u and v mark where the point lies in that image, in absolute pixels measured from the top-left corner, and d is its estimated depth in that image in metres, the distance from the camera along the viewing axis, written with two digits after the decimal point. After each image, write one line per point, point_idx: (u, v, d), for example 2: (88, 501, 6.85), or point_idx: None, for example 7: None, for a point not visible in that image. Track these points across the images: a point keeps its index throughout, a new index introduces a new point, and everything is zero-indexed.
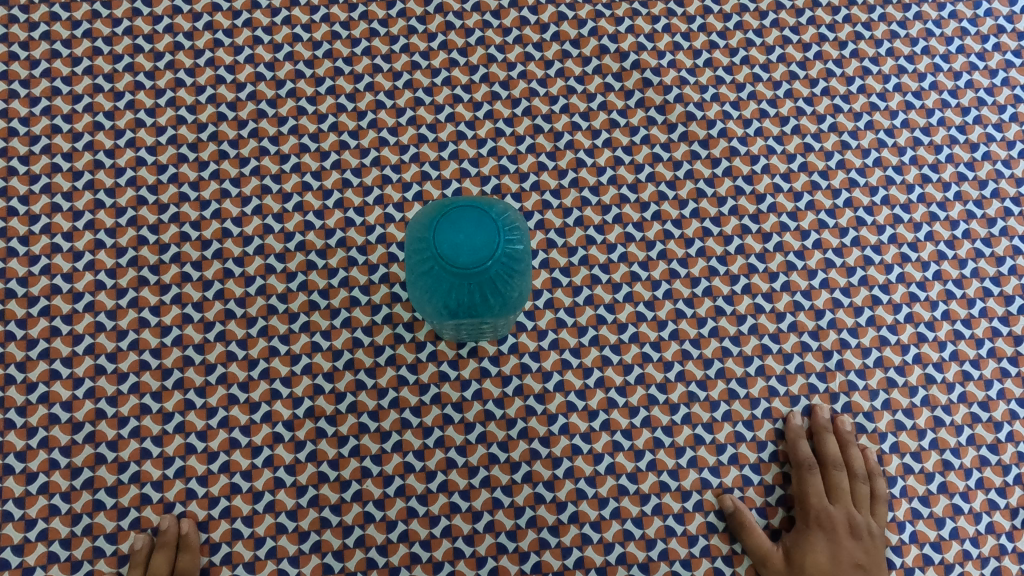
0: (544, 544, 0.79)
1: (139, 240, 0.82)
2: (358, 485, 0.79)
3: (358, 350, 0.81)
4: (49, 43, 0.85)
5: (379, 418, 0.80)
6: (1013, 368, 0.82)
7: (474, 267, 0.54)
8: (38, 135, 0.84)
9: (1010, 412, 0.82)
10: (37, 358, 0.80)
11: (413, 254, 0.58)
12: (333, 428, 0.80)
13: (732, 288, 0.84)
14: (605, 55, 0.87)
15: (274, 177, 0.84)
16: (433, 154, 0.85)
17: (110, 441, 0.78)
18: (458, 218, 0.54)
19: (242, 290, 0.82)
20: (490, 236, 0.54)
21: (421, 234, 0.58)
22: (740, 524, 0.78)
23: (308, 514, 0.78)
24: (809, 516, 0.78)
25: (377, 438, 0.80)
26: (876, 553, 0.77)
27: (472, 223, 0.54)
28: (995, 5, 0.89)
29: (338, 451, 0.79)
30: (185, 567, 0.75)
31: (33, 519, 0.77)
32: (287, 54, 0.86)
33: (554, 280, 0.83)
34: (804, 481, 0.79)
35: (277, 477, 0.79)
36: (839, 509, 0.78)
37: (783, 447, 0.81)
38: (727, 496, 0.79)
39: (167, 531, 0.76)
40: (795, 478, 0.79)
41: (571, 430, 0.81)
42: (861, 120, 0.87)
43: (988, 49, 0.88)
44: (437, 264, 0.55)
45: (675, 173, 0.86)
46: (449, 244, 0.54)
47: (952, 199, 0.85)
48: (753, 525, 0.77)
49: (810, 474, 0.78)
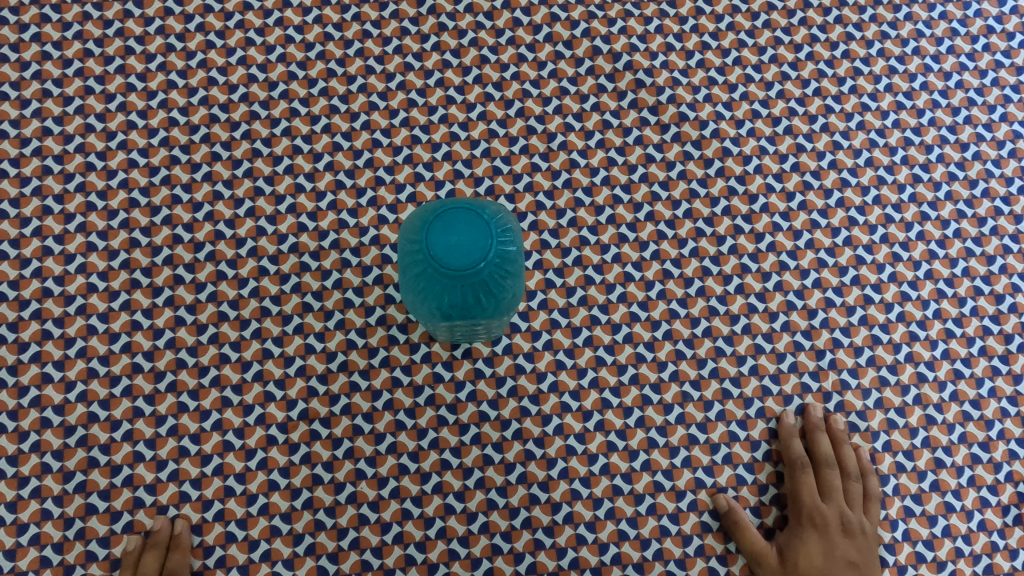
0: (625, 536, 0.89)
1: (257, 231, 0.92)
2: (437, 477, 0.89)
3: (434, 344, 0.91)
4: (203, 34, 0.96)
5: (457, 411, 0.90)
6: (1013, 407, 0.93)
7: (470, 267, 0.70)
8: (196, 125, 0.94)
9: (1009, 453, 0.92)
10: (163, 348, 0.90)
11: (413, 257, 0.74)
12: (411, 421, 0.90)
13: (811, 321, 0.94)
14: (683, 123, 0.97)
15: (387, 169, 0.94)
16: (546, 182, 0.95)
17: (220, 416, 0.89)
18: (453, 229, 0.70)
19: (359, 282, 0.92)
20: (478, 244, 0.70)
21: (419, 239, 0.73)
22: (737, 524, 0.88)
23: (391, 506, 0.88)
24: (807, 517, 0.88)
25: (455, 431, 0.90)
26: (868, 550, 0.88)
27: (459, 232, 0.70)
28: (993, 40, 1.00)
29: (417, 444, 0.90)
30: (268, 544, 0.85)
31: (163, 460, 0.88)
32: (427, 45, 0.97)
33: (632, 314, 0.93)
34: (797, 481, 0.89)
35: (358, 470, 0.89)
36: (832, 509, 0.89)
37: (773, 447, 0.92)
38: (722, 497, 0.89)
39: (259, 519, 0.86)
40: (791, 479, 0.90)
41: (648, 423, 0.91)
42: (906, 191, 0.97)
43: (987, 83, 0.99)
44: (434, 265, 0.71)
45: (750, 207, 0.96)
46: (444, 250, 0.69)
47: (996, 273, 0.96)
48: (748, 526, 0.87)
49: (800, 474, 0.89)
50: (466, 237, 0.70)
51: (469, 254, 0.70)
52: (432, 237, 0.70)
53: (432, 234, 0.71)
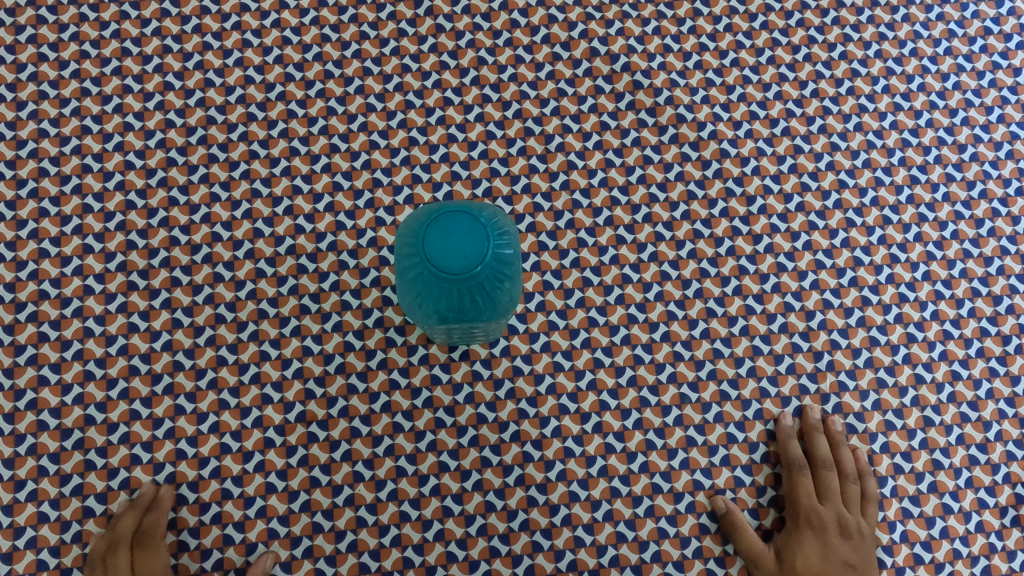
0: (538, 547, 0.72)
1: (84, 249, 0.74)
2: (307, 495, 0.72)
3: (308, 359, 0.74)
4: (34, 8, 0.78)
5: (328, 427, 0.73)
6: (1010, 410, 0.75)
7: (462, 272, 0.53)
8: (25, 101, 0.76)
9: (1007, 453, 0.75)
10: (25, 364, 0.72)
11: (403, 255, 0.58)
12: (282, 437, 0.72)
13: (723, 289, 0.77)
14: (595, 57, 0.80)
15: (262, 143, 0.77)
16: (420, 120, 0.78)
17: (53, 452, 0.70)
18: (447, 227, 0.53)
19: (231, 254, 0.75)
20: (477, 242, 0.53)
21: (413, 235, 0.57)
22: (734, 524, 0.71)
23: (256, 525, 0.71)
24: (803, 518, 0.71)
25: (326, 448, 0.72)
26: (867, 554, 0.71)
27: (461, 227, 0.53)
28: (1018, 4, 0.82)
29: (286, 461, 0.72)
30: (151, 527, 0.68)
31: (21, 527, 0.69)
32: (274, 20, 0.79)
33: (546, 283, 0.76)
34: (798, 483, 0.72)
35: (225, 489, 0.71)
36: (835, 510, 0.72)
37: (778, 451, 0.74)
38: (718, 498, 0.72)
39: (143, 492, 0.69)
40: (790, 480, 0.72)
41: (564, 432, 0.74)
42: (886, 120, 0.80)
43: (1011, 48, 0.81)
44: (426, 268, 0.54)
45: (666, 175, 0.79)
46: (438, 251, 0.53)
47: (977, 198, 0.79)
48: (746, 525, 0.71)
49: (804, 474, 0.72)
50: (471, 241, 0.53)
51: (468, 257, 0.53)
52: (429, 237, 0.53)
53: (427, 232, 0.54)
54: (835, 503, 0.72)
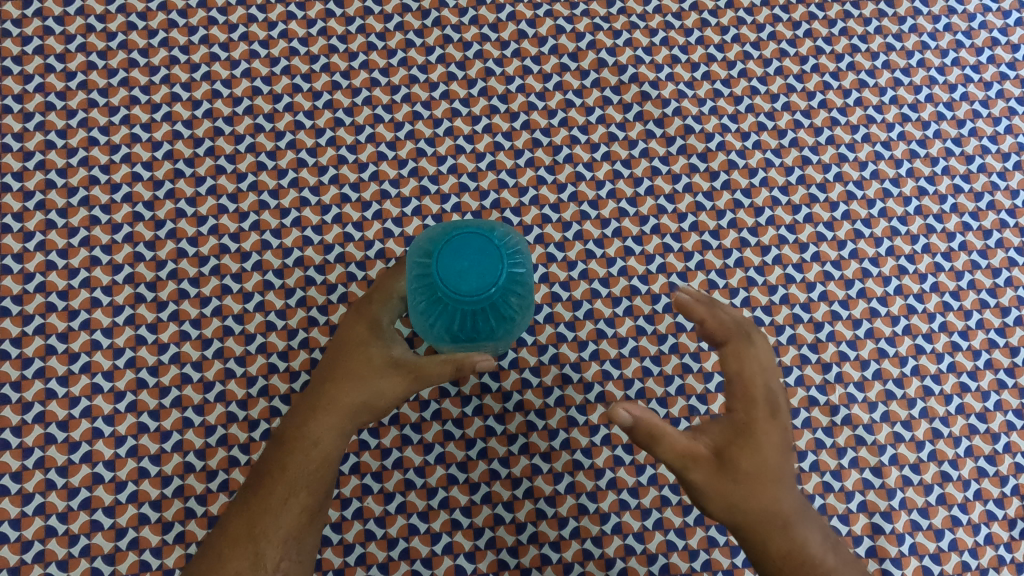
0: (546, 561, 0.72)
1: (91, 261, 0.74)
2: None
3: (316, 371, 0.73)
4: (42, 19, 0.78)
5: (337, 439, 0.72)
6: (1019, 421, 0.75)
7: (476, 296, 0.53)
8: (32, 113, 0.76)
9: (1016, 464, 0.74)
10: (32, 377, 0.72)
11: (414, 275, 0.58)
12: None
13: (731, 300, 0.76)
14: (603, 68, 0.81)
15: (270, 154, 0.77)
16: (428, 131, 0.78)
17: (61, 466, 0.70)
18: (459, 249, 0.53)
19: (239, 265, 0.75)
20: (490, 265, 0.53)
21: (427, 255, 0.57)
22: (654, 431, 0.63)
23: None
24: (751, 405, 0.64)
25: None
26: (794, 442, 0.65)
27: (475, 248, 0.53)
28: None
29: None
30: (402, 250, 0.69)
31: (28, 540, 0.69)
32: (281, 32, 0.79)
33: (554, 294, 0.76)
34: (746, 359, 0.66)
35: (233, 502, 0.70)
36: (779, 390, 0.65)
37: (722, 334, 0.67)
38: (623, 408, 0.63)
39: None
40: (738, 358, 0.66)
41: (573, 445, 0.74)
42: (893, 130, 0.80)
43: (1018, 59, 0.82)
44: (439, 291, 0.54)
45: (673, 186, 0.79)
46: (451, 274, 0.53)
47: (985, 210, 0.79)
48: (667, 428, 0.63)
49: (751, 348, 0.66)
50: (483, 262, 0.53)
51: (482, 279, 0.53)
52: (441, 260, 0.53)
53: (440, 256, 0.53)
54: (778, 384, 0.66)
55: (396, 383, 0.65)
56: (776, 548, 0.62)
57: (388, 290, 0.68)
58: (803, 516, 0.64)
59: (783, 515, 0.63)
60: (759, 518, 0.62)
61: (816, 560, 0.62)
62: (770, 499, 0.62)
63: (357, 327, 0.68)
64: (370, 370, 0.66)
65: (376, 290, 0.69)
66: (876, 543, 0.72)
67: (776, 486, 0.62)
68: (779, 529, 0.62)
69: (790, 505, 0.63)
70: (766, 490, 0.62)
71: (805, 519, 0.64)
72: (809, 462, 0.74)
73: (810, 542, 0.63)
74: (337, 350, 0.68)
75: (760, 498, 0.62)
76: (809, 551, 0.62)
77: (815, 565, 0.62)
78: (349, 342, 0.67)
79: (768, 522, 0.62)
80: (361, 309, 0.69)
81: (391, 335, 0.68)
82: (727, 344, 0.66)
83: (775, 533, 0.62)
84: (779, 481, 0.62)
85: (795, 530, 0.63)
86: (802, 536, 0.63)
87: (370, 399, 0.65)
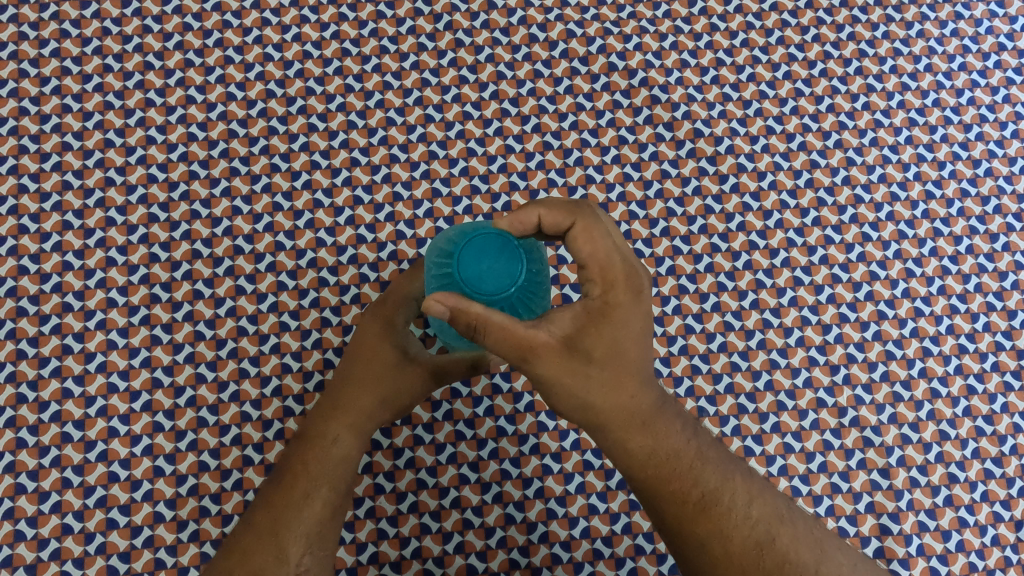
0: (557, 560, 0.72)
1: (107, 261, 0.75)
2: None
3: (329, 371, 0.73)
4: (58, 23, 0.79)
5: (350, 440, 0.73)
6: None
7: (494, 294, 0.53)
8: (48, 115, 0.77)
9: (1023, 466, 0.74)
10: (49, 376, 0.72)
11: (434, 272, 0.58)
12: None
13: (740, 303, 0.77)
14: (613, 72, 0.81)
15: (283, 156, 0.77)
16: (440, 134, 0.79)
17: (78, 464, 0.71)
18: (481, 248, 0.54)
19: (253, 266, 0.75)
20: (510, 265, 0.54)
21: (448, 253, 0.57)
22: (479, 320, 0.53)
23: None
24: (610, 286, 0.56)
25: None
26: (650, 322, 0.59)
27: (495, 248, 0.54)
28: None
29: None
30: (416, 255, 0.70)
31: (45, 538, 0.69)
32: (294, 35, 0.80)
33: (565, 296, 0.76)
34: (596, 239, 0.56)
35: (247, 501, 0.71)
36: (634, 263, 0.57)
37: (564, 218, 0.56)
38: (439, 298, 0.52)
39: None
40: (586, 239, 0.56)
41: (583, 446, 0.74)
42: (901, 134, 0.81)
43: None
44: (458, 288, 0.54)
45: (683, 189, 0.79)
46: (472, 272, 0.54)
47: (992, 213, 0.80)
48: (503, 319, 0.53)
49: (599, 225, 0.57)
50: (504, 261, 0.54)
51: (502, 278, 0.54)
52: (462, 257, 0.54)
53: (461, 252, 0.54)
54: (632, 256, 0.57)
55: (412, 380, 0.67)
56: (637, 446, 0.58)
57: (403, 294, 0.69)
58: (664, 407, 0.59)
59: (642, 410, 0.58)
60: (615, 416, 0.58)
61: (680, 455, 0.59)
62: (623, 390, 0.57)
63: (373, 331, 0.68)
64: (388, 371, 0.67)
65: (391, 294, 0.69)
66: (884, 544, 0.72)
67: (628, 375, 0.57)
68: (638, 426, 0.58)
69: (648, 398, 0.58)
70: (617, 381, 0.57)
71: (666, 411, 0.60)
72: (817, 463, 0.74)
73: (672, 436, 0.59)
74: (353, 354, 0.68)
75: (612, 391, 0.57)
76: (670, 446, 0.59)
77: (679, 458, 0.59)
78: (365, 345, 0.68)
79: (627, 419, 0.58)
80: (375, 313, 0.69)
81: (407, 339, 0.69)
82: (573, 228, 0.57)
83: (635, 431, 0.58)
84: (632, 369, 0.57)
85: (656, 424, 0.59)
86: (665, 430, 0.59)
87: (389, 397, 0.67)
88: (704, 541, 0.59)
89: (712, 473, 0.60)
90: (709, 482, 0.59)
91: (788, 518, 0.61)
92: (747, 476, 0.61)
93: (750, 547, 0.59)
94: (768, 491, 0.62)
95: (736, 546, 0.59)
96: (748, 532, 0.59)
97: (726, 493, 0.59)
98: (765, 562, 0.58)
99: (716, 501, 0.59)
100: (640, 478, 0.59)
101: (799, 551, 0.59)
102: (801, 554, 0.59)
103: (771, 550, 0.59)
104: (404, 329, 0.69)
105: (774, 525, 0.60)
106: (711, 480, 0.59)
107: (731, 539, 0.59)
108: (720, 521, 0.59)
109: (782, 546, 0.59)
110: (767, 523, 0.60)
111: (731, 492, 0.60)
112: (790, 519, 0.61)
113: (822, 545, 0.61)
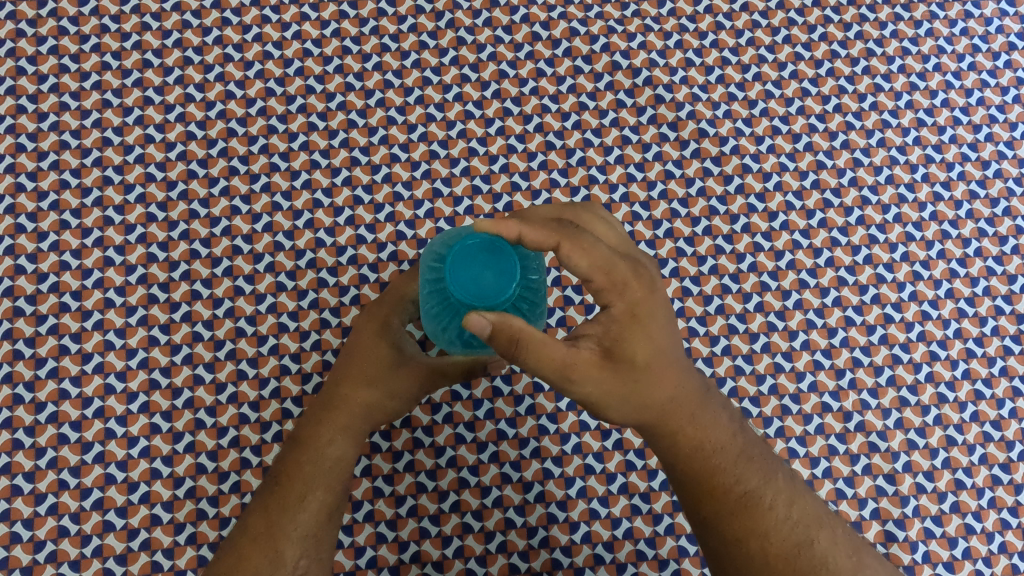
0: (557, 565, 0.71)
1: (104, 261, 0.74)
2: None
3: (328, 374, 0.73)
4: (56, 20, 0.78)
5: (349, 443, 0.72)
6: None
7: (505, 261, 0.53)
8: (46, 113, 0.76)
9: None
10: (46, 377, 0.72)
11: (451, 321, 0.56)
12: None
13: (745, 305, 0.76)
14: (617, 71, 0.80)
15: (283, 156, 0.77)
16: (441, 134, 0.78)
17: (74, 466, 0.70)
18: (470, 254, 0.53)
19: (252, 267, 0.75)
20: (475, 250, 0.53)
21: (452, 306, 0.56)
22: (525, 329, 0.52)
23: None
24: (624, 288, 0.54)
25: None
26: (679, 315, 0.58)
27: (464, 266, 0.53)
28: None
29: None
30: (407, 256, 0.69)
31: (41, 540, 0.69)
32: (294, 33, 0.79)
33: (566, 298, 0.75)
34: (590, 249, 0.53)
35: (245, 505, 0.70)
36: (644, 262, 0.56)
37: (548, 238, 0.53)
38: (480, 314, 0.51)
39: None
40: (581, 252, 0.53)
41: (584, 450, 0.73)
42: (909, 136, 0.80)
43: None
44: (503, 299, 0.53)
45: (687, 190, 0.78)
46: (483, 288, 0.52)
47: (1001, 215, 0.78)
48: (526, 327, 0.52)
49: (586, 234, 0.54)
50: (477, 261, 0.53)
51: (496, 262, 0.53)
52: (464, 291, 0.53)
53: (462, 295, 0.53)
54: (640, 258, 0.56)
55: (410, 382, 0.67)
56: (684, 440, 0.58)
57: (398, 296, 0.67)
58: (708, 402, 0.59)
59: (690, 401, 0.58)
60: (660, 410, 0.57)
61: (724, 451, 0.58)
62: (669, 386, 0.56)
63: (370, 333, 0.67)
64: (384, 372, 0.66)
65: (387, 295, 0.68)
66: (889, 550, 0.71)
67: (673, 372, 0.56)
68: (683, 419, 0.57)
69: (692, 391, 0.58)
70: (662, 378, 0.56)
71: (713, 406, 0.59)
72: (821, 469, 0.73)
73: (718, 432, 0.58)
74: (349, 358, 0.67)
75: (657, 387, 0.56)
76: (715, 441, 0.58)
77: (723, 453, 0.58)
78: (362, 347, 0.67)
79: (673, 414, 0.57)
80: (373, 316, 0.67)
81: (404, 340, 0.67)
82: (560, 247, 0.53)
83: (681, 424, 0.57)
84: (674, 364, 0.56)
85: (701, 418, 0.58)
86: (709, 424, 0.58)
87: (388, 397, 0.66)
88: (741, 539, 0.58)
89: (755, 471, 0.59)
90: (749, 482, 0.58)
91: (827, 523, 0.60)
92: (788, 477, 0.60)
93: (788, 549, 0.58)
94: (808, 494, 0.61)
95: (773, 546, 0.57)
96: (787, 533, 0.58)
97: (768, 492, 0.58)
98: (801, 564, 0.57)
99: (758, 499, 0.58)
100: (684, 472, 0.59)
101: (836, 556, 0.58)
102: (838, 559, 0.58)
103: (808, 553, 0.58)
104: (399, 330, 0.67)
105: (813, 528, 0.59)
106: (753, 479, 0.58)
107: (769, 539, 0.57)
108: (759, 520, 0.58)
109: (819, 550, 0.58)
110: (806, 525, 0.59)
111: (772, 492, 0.59)
112: (830, 523, 0.60)
113: (859, 553, 0.59)
